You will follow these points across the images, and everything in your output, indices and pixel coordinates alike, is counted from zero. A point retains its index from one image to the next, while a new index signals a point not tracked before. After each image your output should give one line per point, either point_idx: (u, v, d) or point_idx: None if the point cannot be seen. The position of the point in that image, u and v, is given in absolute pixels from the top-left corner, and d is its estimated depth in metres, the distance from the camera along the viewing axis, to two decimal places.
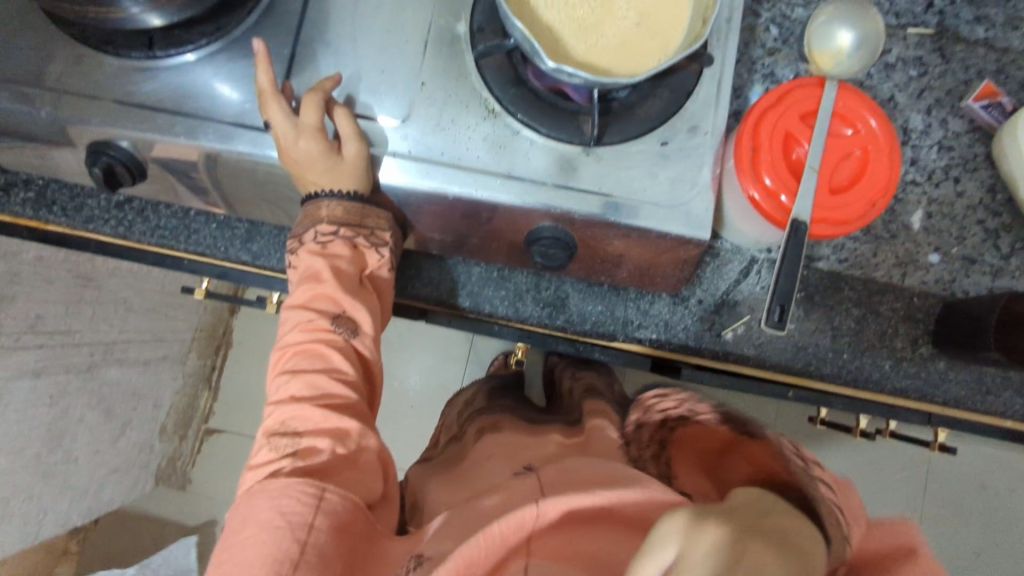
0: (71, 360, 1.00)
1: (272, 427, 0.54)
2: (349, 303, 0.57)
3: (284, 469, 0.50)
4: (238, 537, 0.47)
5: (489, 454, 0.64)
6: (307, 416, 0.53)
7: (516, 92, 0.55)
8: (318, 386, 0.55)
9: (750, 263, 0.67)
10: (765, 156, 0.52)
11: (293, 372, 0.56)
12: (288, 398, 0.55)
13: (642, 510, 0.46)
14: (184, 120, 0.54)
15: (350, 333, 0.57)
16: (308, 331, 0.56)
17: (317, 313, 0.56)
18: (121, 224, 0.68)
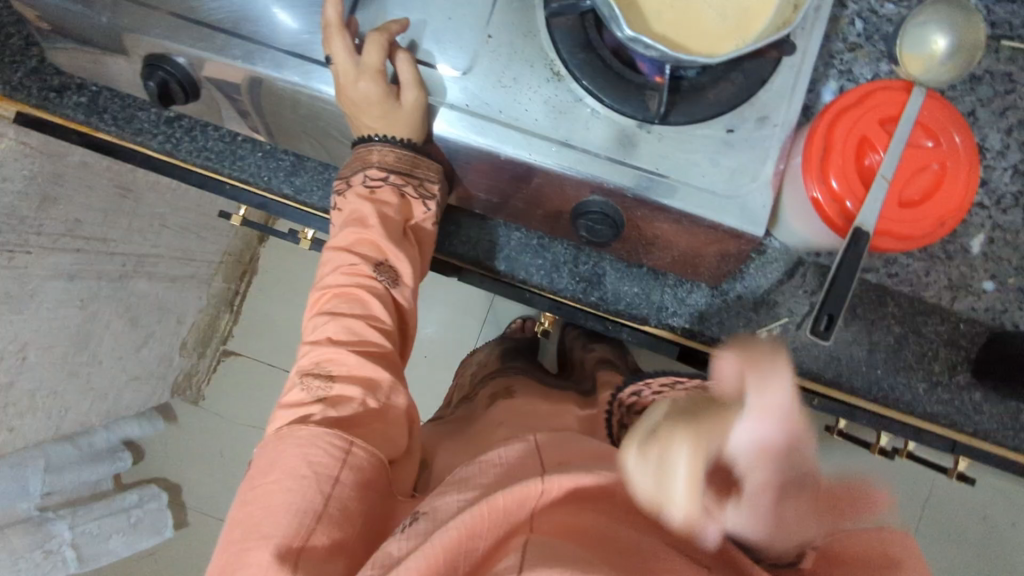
0: (104, 268, 1.01)
1: (306, 366, 0.54)
2: (393, 253, 0.57)
3: (314, 416, 0.50)
4: (263, 480, 0.47)
5: (506, 411, 0.64)
6: (343, 361, 0.54)
7: (585, 58, 0.53)
8: (355, 331, 0.55)
9: (795, 265, 0.64)
10: (835, 158, 0.50)
11: (332, 315, 0.56)
12: (325, 340, 0.55)
13: None
14: (242, 43, 0.53)
15: (390, 282, 0.58)
16: (351, 275, 0.57)
17: (360, 258, 0.57)
18: (168, 141, 0.67)
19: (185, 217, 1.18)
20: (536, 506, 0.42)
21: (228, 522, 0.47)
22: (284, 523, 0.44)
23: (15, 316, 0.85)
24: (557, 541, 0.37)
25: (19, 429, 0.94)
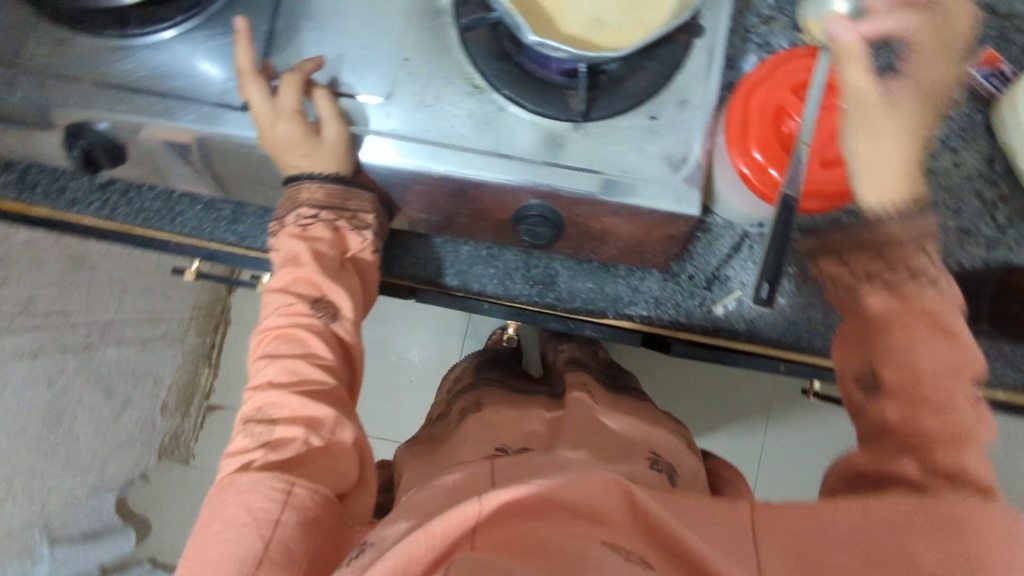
0: (67, 341, 1.11)
1: (250, 412, 0.54)
2: (330, 287, 0.56)
3: (256, 461, 0.50)
4: (207, 532, 0.47)
5: (470, 428, 0.62)
6: (283, 403, 0.53)
7: (503, 67, 0.54)
8: (294, 371, 0.54)
9: (741, 239, 0.65)
10: (755, 130, 0.51)
11: (271, 357, 0.55)
12: (266, 383, 0.55)
13: (591, 496, 0.44)
14: (163, 100, 0.53)
15: (329, 317, 0.56)
16: (289, 315, 0.56)
17: (297, 296, 0.56)
18: (105, 207, 0.66)
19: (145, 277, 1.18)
20: (480, 523, 0.40)
21: None
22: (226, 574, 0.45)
23: None
24: (485, 558, 0.37)
25: None
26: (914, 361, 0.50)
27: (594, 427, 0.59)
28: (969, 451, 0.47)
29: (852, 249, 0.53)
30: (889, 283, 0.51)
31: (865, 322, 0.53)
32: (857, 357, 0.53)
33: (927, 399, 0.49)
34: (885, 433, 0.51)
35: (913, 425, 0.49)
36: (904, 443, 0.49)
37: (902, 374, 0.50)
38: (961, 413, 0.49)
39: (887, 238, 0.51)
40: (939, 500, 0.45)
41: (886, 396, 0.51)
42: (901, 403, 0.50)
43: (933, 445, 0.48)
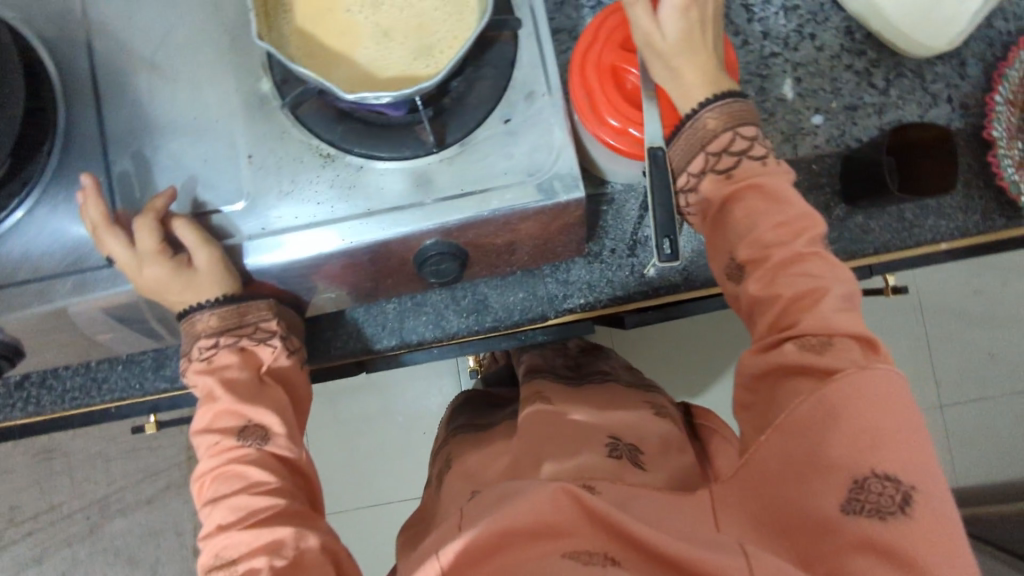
0: (70, 531, 1.12)
1: (208, 561, 0.50)
2: (251, 411, 0.53)
3: None
4: None
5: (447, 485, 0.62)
6: (238, 542, 0.49)
7: (345, 128, 0.54)
8: (241, 507, 0.51)
9: (646, 195, 0.65)
10: (602, 100, 0.52)
11: (214, 500, 0.52)
12: (217, 528, 0.51)
13: (545, 514, 0.44)
14: (32, 285, 0.52)
15: (260, 440, 0.53)
16: (217, 453, 0.52)
17: (221, 432, 0.53)
18: (29, 403, 0.65)
19: None
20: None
21: None
22: None
23: None
24: None
25: None
26: (758, 233, 0.50)
27: (555, 429, 0.59)
28: (824, 301, 0.47)
29: (687, 159, 0.51)
30: (720, 169, 0.51)
31: (710, 210, 0.52)
32: (717, 253, 0.53)
33: (780, 261, 0.49)
34: (758, 306, 0.50)
35: (773, 289, 0.49)
36: (773, 318, 0.49)
37: (753, 248, 0.50)
38: (810, 262, 0.49)
39: (707, 129, 0.50)
40: (841, 380, 0.44)
41: (746, 273, 0.51)
42: (759, 274, 0.50)
43: (799, 317, 0.48)
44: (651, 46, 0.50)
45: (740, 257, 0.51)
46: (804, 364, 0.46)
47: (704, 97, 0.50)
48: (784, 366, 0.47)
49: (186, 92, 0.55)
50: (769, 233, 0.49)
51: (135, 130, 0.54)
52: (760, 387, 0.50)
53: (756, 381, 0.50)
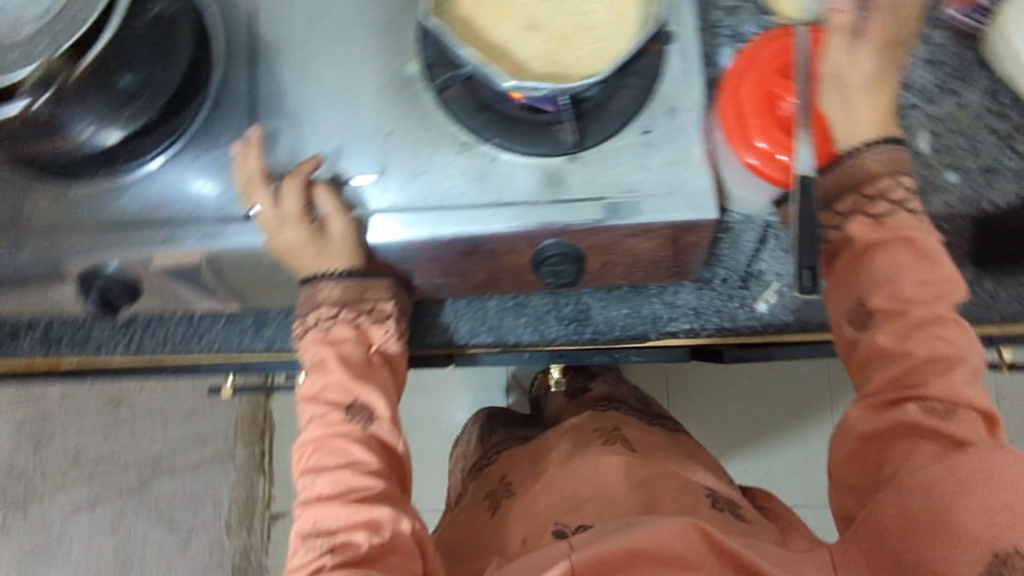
0: (120, 482, 1.10)
1: (304, 528, 0.52)
2: (360, 390, 0.55)
3: (327, 565, 0.49)
4: None
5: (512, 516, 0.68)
6: (336, 513, 0.51)
7: (485, 118, 0.54)
8: (344, 481, 0.52)
9: (765, 230, 0.63)
10: (752, 119, 0.50)
11: (317, 470, 0.54)
12: (317, 496, 0.53)
13: (676, 544, 0.49)
14: (163, 228, 0.54)
15: (366, 420, 0.55)
16: (324, 424, 0.55)
17: (329, 404, 0.55)
18: (131, 343, 0.66)
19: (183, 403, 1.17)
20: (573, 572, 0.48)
21: None
22: None
23: None
24: None
25: None
26: (899, 286, 0.48)
27: (653, 480, 0.65)
28: (958, 371, 0.46)
29: (836, 195, 0.50)
30: (871, 214, 0.50)
31: (846, 251, 0.51)
32: (843, 295, 0.51)
33: (918, 320, 0.47)
34: (879, 359, 0.48)
35: (905, 345, 0.47)
36: (898, 375, 0.47)
37: (890, 300, 0.48)
38: (947, 327, 0.47)
39: (868, 171, 0.49)
40: (979, 452, 0.43)
41: (876, 323, 0.49)
42: (892, 326, 0.48)
43: (926, 379, 0.46)
44: (833, 78, 0.49)
45: (874, 306, 0.49)
46: (929, 426, 0.45)
47: (873, 137, 0.49)
48: (907, 427, 0.46)
49: (335, 63, 0.56)
50: (913, 289, 0.48)
51: (279, 93, 0.55)
52: (869, 449, 0.48)
53: (866, 441, 0.48)
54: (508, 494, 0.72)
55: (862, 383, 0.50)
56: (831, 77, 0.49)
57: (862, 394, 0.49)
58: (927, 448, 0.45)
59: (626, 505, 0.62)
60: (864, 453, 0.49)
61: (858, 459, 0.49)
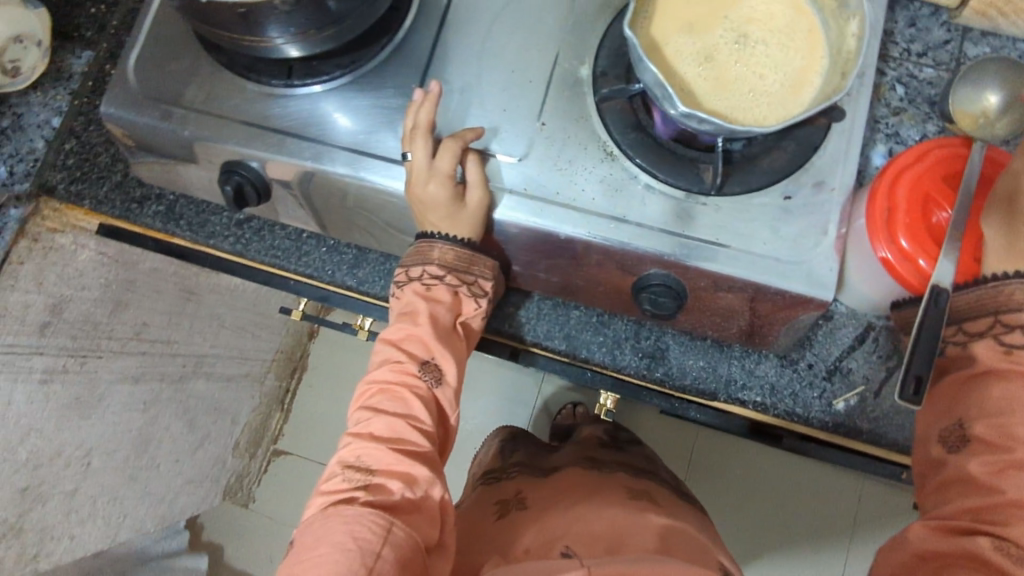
0: (166, 369, 0.99)
1: (346, 458, 0.55)
2: (440, 352, 0.57)
3: (358, 499, 0.51)
4: (309, 555, 0.48)
5: (525, 521, 0.66)
6: (381, 456, 0.54)
7: (637, 137, 0.55)
8: (397, 429, 0.55)
9: (866, 329, 0.62)
10: (901, 217, 0.50)
11: (375, 410, 0.56)
12: (367, 435, 0.56)
13: None
14: (312, 144, 0.57)
15: (434, 381, 0.57)
16: (396, 372, 0.57)
17: (407, 355, 0.57)
18: (239, 241, 0.70)
19: (243, 315, 1.16)
20: None
21: None
22: None
23: (84, 422, 0.86)
24: None
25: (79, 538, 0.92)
26: (1010, 422, 0.46)
27: (682, 539, 0.60)
28: None
29: (970, 316, 0.49)
30: (1004, 342, 0.47)
31: (964, 368, 0.49)
32: (944, 415, 0.49)
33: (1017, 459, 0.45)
34: (962, 486, 0.47)
35: (998, 480, 0.45)
36: (979, 507, 0.45)
37: (993, 431, 0.46)
38: None
39: (1010, 300, 0.47)
40: None
41: (969, 447, 0.47)
42: (988, 457, 0.46)
43: (1010, 520, 0.44)
44: (1009, 197, 0.48)
45: (974, 433, 0.47)
46: (996, 564, 0.43)
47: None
48: (971, 559, 0.44)
49: (514, 47, 0.58)
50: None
51: (454, 59, 0.58)
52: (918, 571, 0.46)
53: (919, 558, 0.46)
54: (520, 506, 0.70)
55: (934, 506, 0.48)
56: (1006, 197, 0.48)
57: (933, 516, 0.48)
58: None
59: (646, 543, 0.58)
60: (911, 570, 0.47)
61: (906, 574, 0.47)
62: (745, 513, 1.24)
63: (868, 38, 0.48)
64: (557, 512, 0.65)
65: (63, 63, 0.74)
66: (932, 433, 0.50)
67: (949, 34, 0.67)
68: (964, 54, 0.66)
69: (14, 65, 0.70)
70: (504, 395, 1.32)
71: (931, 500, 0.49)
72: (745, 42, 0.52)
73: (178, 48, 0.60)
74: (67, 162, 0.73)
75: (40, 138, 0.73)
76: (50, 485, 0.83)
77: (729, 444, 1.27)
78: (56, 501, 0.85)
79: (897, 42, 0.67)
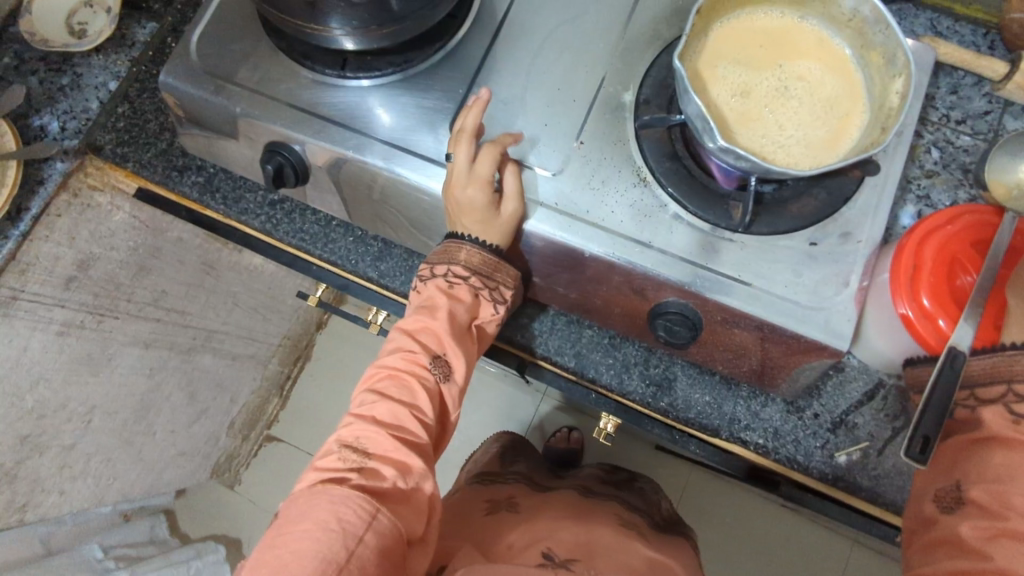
0: (177, 339, 0.99)
1: (346, 438, 0.55)
2: (452, 349, 0.58)
3: (349, 481, 0.52)
4: (292, 528, 0.48)
5: (509, 525, 0.66)
6: (380, 441, 0.54)
7: (671, 166, 0.56)
8: (400, 417, 0.56)
9: (875, 386, 0.62)
10: (926, 276, 0.51)
11: (380, 395, 0.57)
12: (370, 417, 0.56)
13: None
14: (356, 136, 0.58)
15: (442, 376, 0.58)
16: (407, 361, 0.57)
17: (421, 347, 0.58)
18: (269, 221, 0.72)
19: (257, 297, 1.16)
20: None
21: (251, 560, 0.48)
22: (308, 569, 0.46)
23: (91, 379, 0.86)
24: None
25: (69, 494, 0.91)
26: (1008, 490, 0.45)
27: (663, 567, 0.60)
28: None
29: (984, 381, 0.49)
30: (1014, 410, 0.47)
31: (970, 432, 0.49)
32: (944, 475, 0.50)
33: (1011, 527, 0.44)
34: (951, 549, 0.47)
35: (987, 546, 0.45)
36: (965, 570, 0.44)
37: (989, 495, 0.46)
38: None
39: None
40: None
41: (963, 507, 0.48)
42: (983, 521, 0.46)
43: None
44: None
45: (971, 496, 0.47)
46: None
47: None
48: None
49: (562, 65, 0.59)
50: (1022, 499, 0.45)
51: (503, 70, 0.60)
52: None
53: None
54: (511, 508, 0.71)
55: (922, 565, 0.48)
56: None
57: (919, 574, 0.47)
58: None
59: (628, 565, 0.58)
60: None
61: None
62: (734, 553, 1.24)
63: (911, 98, 0.49)
64: (543, 519, 0.65)
65: (128, 32, 0.77)
66: (928, 491, 0.51)
67: (990, 106, 0.67)
68: (1002, 127, 0.67)
69: (81, 26, 0.74)
70: (503, 409, 1.32)
71: (919, 559, 0.49)
72: (790, 87, 0.52)
73: (238, 27, 0.62)
74: (117, 124, 0.75)
75: (96, 99, 0.75)
76: (49, 437, 0.83)
77: (717, 484, 1.27)
78: (52, 454, 0.85)
79: (937, 107, 0.68)
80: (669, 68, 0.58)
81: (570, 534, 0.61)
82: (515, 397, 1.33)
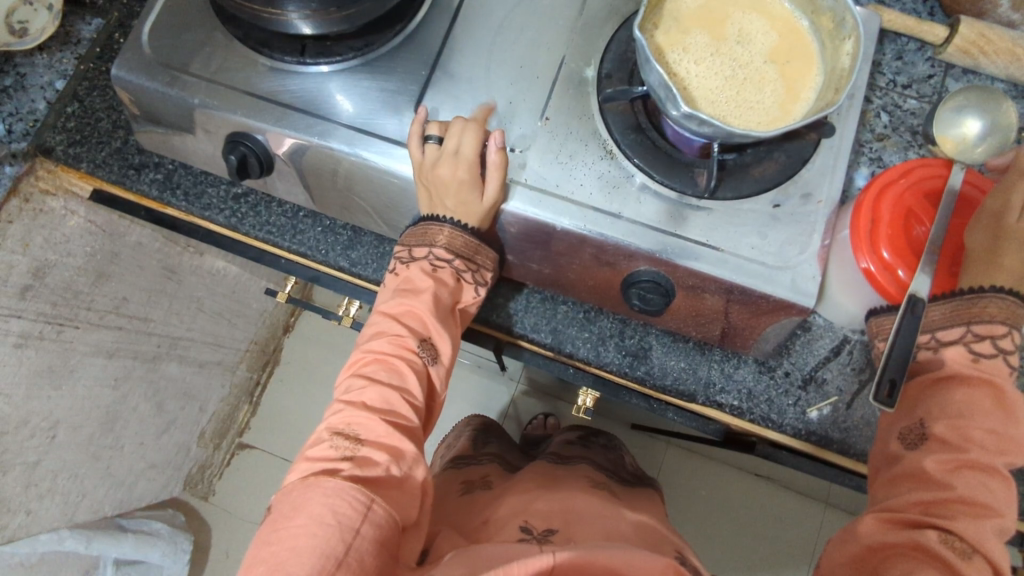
0: (141, 348, 0.97)
1: (337, 426, 0.55)
2: (437, 330, 0.59)
3: (342, 472, 0.52)
4: (289, 524, 0.48)
5: (496, 498, 0.67)
6: (373, 427, 0.55)
7: (637, 138, 0.57)
8: (391, 402, 0.56)
9: (841, 342, 0.64)
10: (883, 230, 0.53)
11: (370, 380, 0.57)
12: (361, 404, 0.56)
13: None
14: (319, 122, 0.58)
15: (430, 359, 0.59)
16: (394, 345, 0.58)
17: (407, 330, 0.58)
18: (234, 215, 0.71)
19: (221, 302, 1.14)
20: (549, 568, 0.46)
21: (251, 558, 0.48)
22: (307, 566, 0.46)
23: (54, 392, 0.83)
24: None
25: (36, 513, 0.88)
26: (966, 424, 0.49)
27: (651, 528, 0.61)
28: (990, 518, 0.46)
29: (944, 325, 0.51)
30: (974, 349, 0.50)
31: (926, 374, 0.52)
32: (906, 414, 0.52)
33: (970, 460, 0.48)
34: (912, 480, 0.50)
35: (948, 477, 0.48)
36: (928, 500, 0.48)
37: (952, 431, 0.49)
38: (990, 479, 0.48)
39: (984, 312, 0.49)
40: None
41: (927, 444, 0.50)
42: (945, 454, 0.49)
43: (956, 515, 0.47)
44: (995, 214, 0.50)
45: (932, 430, 0.50)
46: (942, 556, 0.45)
47: (1001, 283, 0.49)
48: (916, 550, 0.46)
49: (524, 42, 0.60)
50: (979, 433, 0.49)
51: (465, 50, 0.60)
52: (871, 560, 0.48)
53: (870, 550, 0.49)
54: (485, 486, 0.72)
55: (885, 498, 0.51)
56: (988, 209, 0.50)
57: (882, 507, 0.50)
58: (927, 571, 0.45)
59: (619, 525, 0.58)
60: (861, 562, 0.49)
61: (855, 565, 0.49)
62: (717, 520, 1.26)
63: (862, 59, 0.51)
64: (528, 488, 0.66)
65: (72, 29, 0.74)
66: (892, 431, 0.54)
67: (933, 70, 0.70)
68: (945, 89, 0.69)
69: (22, 26, 0.70)
70: (478, 399, 1.33)
71: (882, 492, 0.51)
72: (744, 54, 0.54)
73: (191, 19, 0.60)
74: (67, 124, 0.72)
75: (43, 100, 0.72)
76: (12, 455, 0.80)
77: (689, 458, 1.29)
78: (16, 473, 0.81)
79: (884, 73, 0.70)
80: (629, 42, 0.59)
81: (546, 502, 0.61)
82: (489, 388, 1.33)
